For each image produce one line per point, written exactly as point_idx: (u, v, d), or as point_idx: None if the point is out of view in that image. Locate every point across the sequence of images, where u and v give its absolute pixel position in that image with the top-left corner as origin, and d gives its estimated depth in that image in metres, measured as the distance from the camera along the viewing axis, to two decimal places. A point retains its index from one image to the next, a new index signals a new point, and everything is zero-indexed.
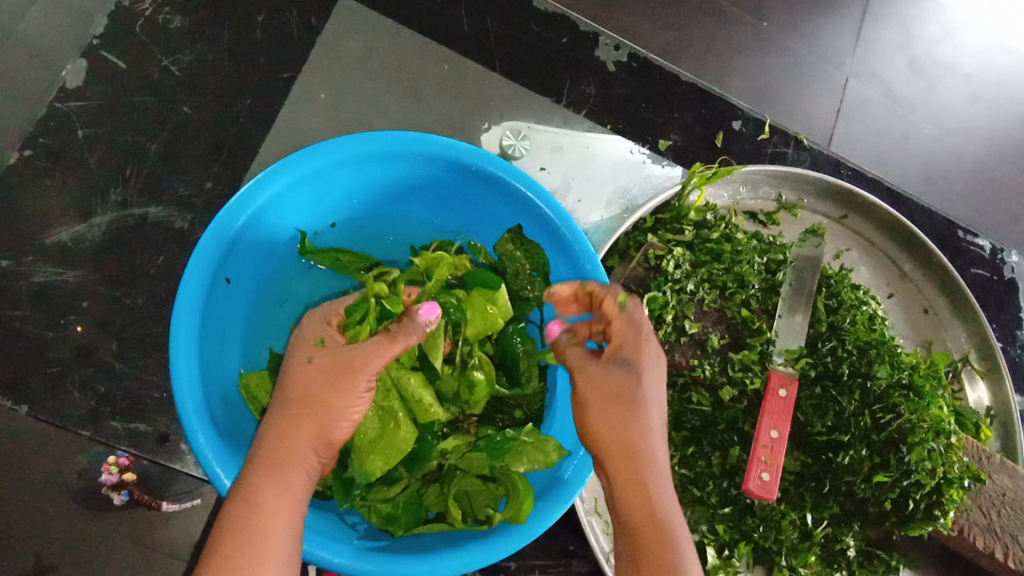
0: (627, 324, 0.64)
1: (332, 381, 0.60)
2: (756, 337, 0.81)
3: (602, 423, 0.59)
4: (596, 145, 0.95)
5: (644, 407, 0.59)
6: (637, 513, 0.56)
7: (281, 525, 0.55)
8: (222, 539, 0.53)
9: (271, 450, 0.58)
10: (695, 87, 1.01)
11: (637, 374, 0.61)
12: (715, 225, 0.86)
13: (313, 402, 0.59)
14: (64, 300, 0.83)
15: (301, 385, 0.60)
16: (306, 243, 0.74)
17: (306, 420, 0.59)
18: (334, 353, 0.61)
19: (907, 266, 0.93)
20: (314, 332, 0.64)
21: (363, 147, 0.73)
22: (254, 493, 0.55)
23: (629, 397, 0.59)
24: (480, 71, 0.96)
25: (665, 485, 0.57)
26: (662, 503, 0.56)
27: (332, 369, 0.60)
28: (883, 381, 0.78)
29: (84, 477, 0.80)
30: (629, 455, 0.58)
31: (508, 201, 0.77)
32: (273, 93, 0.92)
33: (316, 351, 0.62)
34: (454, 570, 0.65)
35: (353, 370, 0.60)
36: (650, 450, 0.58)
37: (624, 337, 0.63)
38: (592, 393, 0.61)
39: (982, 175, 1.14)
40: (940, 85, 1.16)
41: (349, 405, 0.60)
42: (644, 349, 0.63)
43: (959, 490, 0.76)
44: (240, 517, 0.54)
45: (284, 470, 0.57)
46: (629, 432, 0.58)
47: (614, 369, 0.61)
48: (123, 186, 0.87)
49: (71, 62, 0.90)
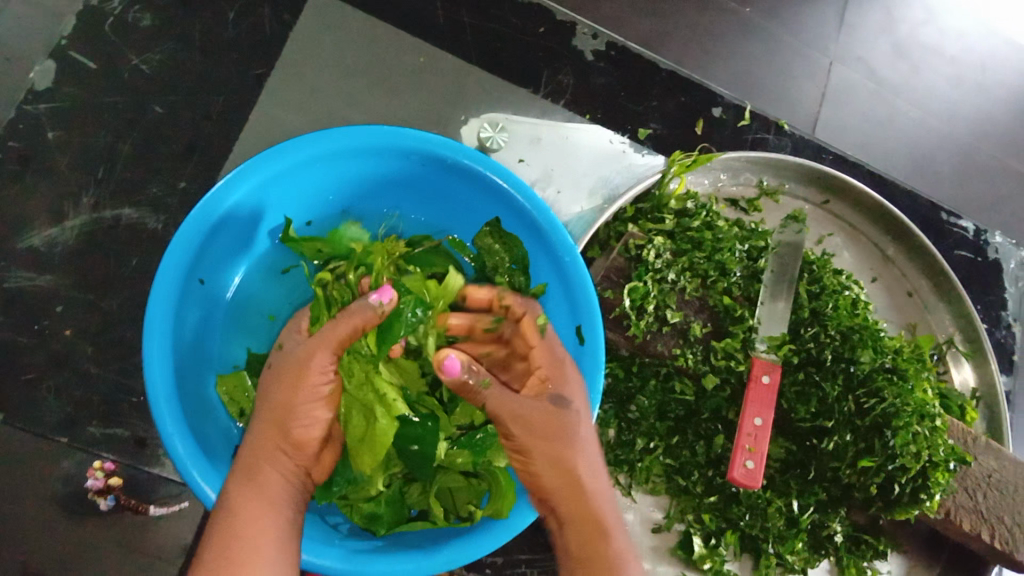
0: (548, 353, 0.66)
1: (288, 380, 0.60)
2: (738, 325, 0.80)
3: (540, 462, 0.61)
4: (576, 135, 0.94)
5: (579, 440, 0.62)
6: (581, 535, 0.59)
7: (257, 527, 0.55)
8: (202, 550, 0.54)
9: (244, 461, 0.59)
10: (675, 74, 1.00)
11: (570, 407, 0.63)
12: (696, 212, 0.86)
13: (275, 407, 0.60)
14: (39, 304, 0.83)
15: (264, 395, 0.61)
16: (289, 232, 0.72)
17: (269, 424, 0.59)
18: (288, 358, 0.62)
19: (890, 249, 0.93)
20: (282, 342, 0.66)
21: (335, 143, 0.72)
22: (230, 501, 0.56)
23: (565, 431, 0.61)
24: (456, 63, 0.96)
25: (607, 508, 0.60)
26: (602, 514, 0.60)
27: (287, 370, 0.61)
28: (865, 366, 0.77)
29: (65, 483, 0.79)
30: (569, 486, 0.60)
31: (485, 194, 0.77)
32: (246, 90, 0.91)
33: (276, 362, 0.64)
34: (435, 569, 0.65)
35: (310, 364, 0.61)
36: (588, 479, 0.61)
37: (547, 367, 0.65)
38: (525, 431, 0.61)
39: (967, 158, 1.13)
40: (924, 67, 1.16)
41: (311, 402, 0.61)
42: (569, 377, 0.65)
43: (944, 473, 0.76)
44: (217, 527, 0.55)
45: (257, 476, 0.57)
46: (567, 461, 0.61)
47: (552, 408, 0.62)
48: (96, 188, 0.87)
49: (39, 63, 0.89)
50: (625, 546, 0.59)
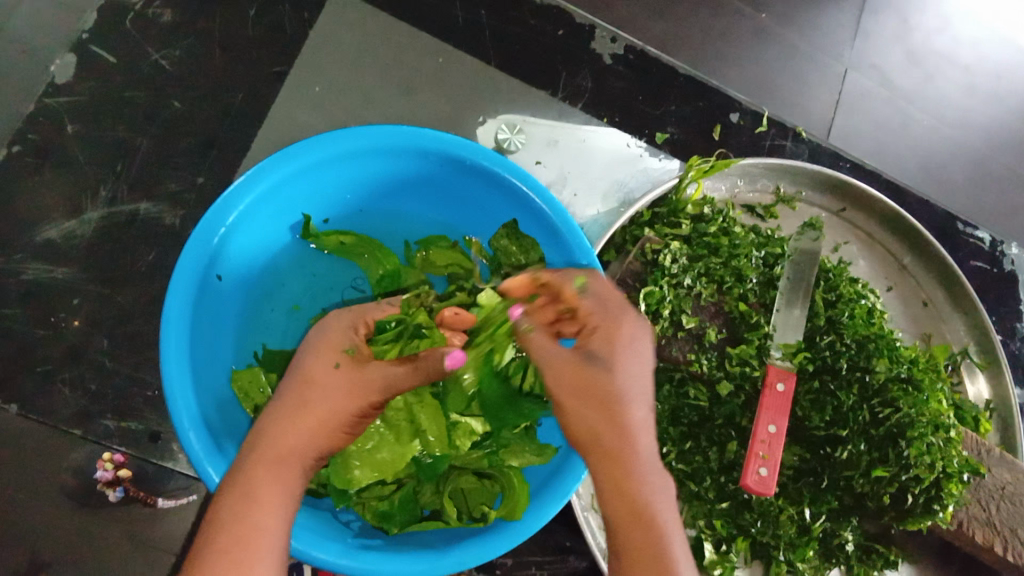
0: (600, 304, 0.64)
1: (356, 394, 0.62)
2: (754, 332, 0.81)
3: (575, 416, 0.59)
4: (592, 138, 0.94)
5: (622, 402, 0.58)
6: (620, 504, 0.54)
7: (277, 517, 0.53)
8: (218, 526, 0.52)
9: (281, 449, 0.57)
10: (693, 79, 1.00)
11: (614, 370, 0.59)
12: (712, 218, 0.86)
13: (324, 414, 0.60)
14: (55, 297, 0.83)
15: (323, 391, 0.61)
16: (312, 227, 0.75)
17: (320, 428, 0.60)
18: (357, 367, 0.63)
19: (906, 258, 0.92)
20: (341, 338, 0.65)
21: (353, 143, 0.72)
22: (259, 487, 0.54)
23: (608, 395, 0.58)
24: (474, 64, 0.96)
25: (652, 475, 0.56)
26: (639, 477, 0.55)
27: (354, 385, 0.62)
28: (881, 375, 0.78)
29: (79, 474, 0.79)
30: (615, 446, 0.56)
31: (503, 195, 0.77)
32: (264, 87, 0.91)
33: (343, 360, 0.63)
34: (447, 569, 0.64)
35: (374, 387, 0.63)
36: (634, 441, 0.57)
37: (600, 320, 0.63)
38: (564, 393, 0.60)
39: (982, 167, 1.13)
40: (940, 76, 1.15)
41: (353, 420, 0.62)
42: (621, 337, 0.62)
43: (957, 484, 0.75)
44: (242, 509, 0.53)
45: (284, 469, 0.56)
46: (599, 425, 0.58)
47: (587, 371, 0.60)
48: (114, 182, 0.87)
49: (60, 57, 0.89)
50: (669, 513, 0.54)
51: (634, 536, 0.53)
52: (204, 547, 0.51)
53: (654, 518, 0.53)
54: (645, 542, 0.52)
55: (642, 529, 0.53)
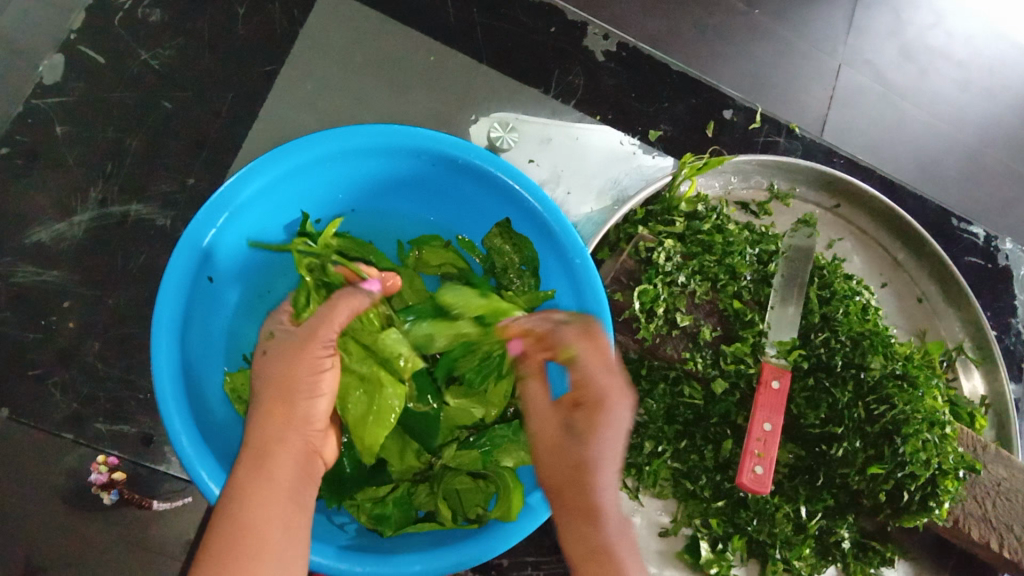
0: (587, 378, 0.61)
1: (292, 356, 0.59)
2: (748, 329, 0.79)
3: (548, 474, 0.60)
4: (587, 136, 0.94)
5: (592, 471, 0.57)
6: (577, 547, 0.54)
7: (270, 514, 0.53)
8: (210, 538, 0.53)
9: (254, 445, 0.57)
10: (685, 76, 1.00)
11: (591, 442, 0.58)
12: (706, 216, 0.85)
13: (284, 387, 0.58)
14: (45, 300, 0.82)
15: (265, 373, 0.60)
16: (309, 227, 0.74)
17: (283, 402, 0.58)
18: (287, 337, 0.62)
19: (900, 255, 0.92)
20: (266, 329, 0.64)
21: (345, 141, 0.71)
22: (238, 493, 0.54)
23: (576, 460, 0.58)
24: (467, 62, 0.95)
25: (612, 518, 0.55)
26: (602, 534, 0.54)
27: (291, 350, 0.60)
28: (876, 372, 0.77)
29: (72, 477, 0.79)
30: (574, 499, 0.57)
31: (496, 194, 0.76)
32: (255, 87, 0.91)
33: (269, 343, 0.62)
34: (443, 569, 0.64)
35: (315, 340, 0.60)
36: (600, 497, 0.56)
37: (588, 393, 0.60)
38: (543, 448, 0.62)
39: (976, 162, 1.13)
40: (933, 71, 1.15)
41: (309, 381, 0.59)
42: (607, 414, 0.59)
43: (953, 481, 0.75)
44: (228, 524, 0.53)
45: (268, 461, 0.56)
46: (569, 487, 0.57)
47: (566, 445, 0.59)
48: (104, 183, 0.86)
49: (48, 57, 0.89)
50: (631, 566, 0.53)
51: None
52: (203, 554, 0.52)
53: (612, 555, 0.53)
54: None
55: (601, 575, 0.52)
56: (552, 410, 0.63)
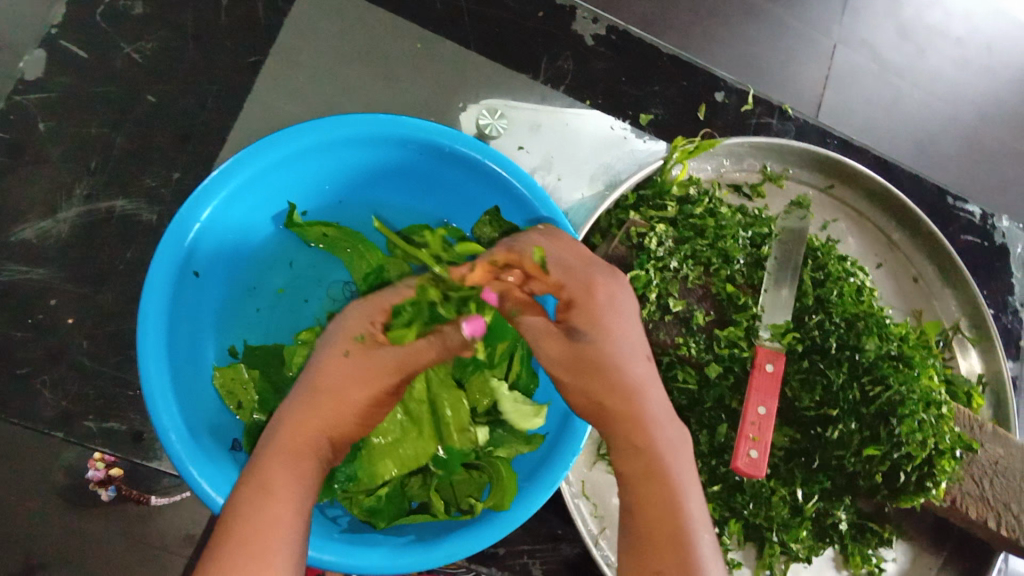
0: (566, 273, 0.62)
1: (370, 379, 0.60)
2: (742, 313, 0.79)
3: (576, 396, 0.59)
4: (576, 121, 0.93)
5: (614, 367, 0.57)
6: (639, 462, 0.54)
7: (295, 508, 0.52)
8: (234, 516, 0.50)
9: (295, 440, 0.56)
10: (677, 60, 0.99)
11: (598, 336, 0.59)
12: (698, 199, 0.85)
13: (346, 401, 0.59)
14: (32, 297, 0.82)
15: (339, 377, 0.59)
16: (295, 217, 0.73)
17: (335, 413, 0.58)
18: (369, 353, 0.61)
19: (896, 235, 0.91)
20: (357, 326, 0.64)
21: (330, 131, 0.71)
22: (271, 476, 0.53)
23: (591, 360, 0.58)
24: (454, 49, 0.94)
25: (674, 457, 0.55)
26: (651, 446, 0.55)
27: (367, 369, 0.60)
28: (871, 354, 0.77)
29: (68, 474, 0.79)
30: (622, 411, 0.56)
31: (484, 182, 0.76)
32: (241, 79, 0.90)
33: (355, 348, 0.61)
34: (435, 562, 0.64)
35: (387, 374, 0.61)
36: (634, 400, 0.56)
37: (573, 289, 0.62)
38: (559, 369, 0.60)
39: (972, 140, 1.12)
40: (930, 49, 1.14)
41: (366, 409, 0.60)
42: (596, 302, 0.61)
43: (950, 461, 0.76)
44: (257, 499, 0.51)
45: (304, 462, 0.55)
46: (593, 388, 0.58)
47: (573, 342, 0.59)
48: (89, 179, 0.86)
49: (29, 52, 0.88)
50: (687, 487, 0.53)
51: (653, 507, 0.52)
52: (223, 533, 0.50)
53: (666, 473, 0.53)
54: (668, 518, 0.52)
55: (657, 493, 0.53)
56: (547, 321, 0.62)
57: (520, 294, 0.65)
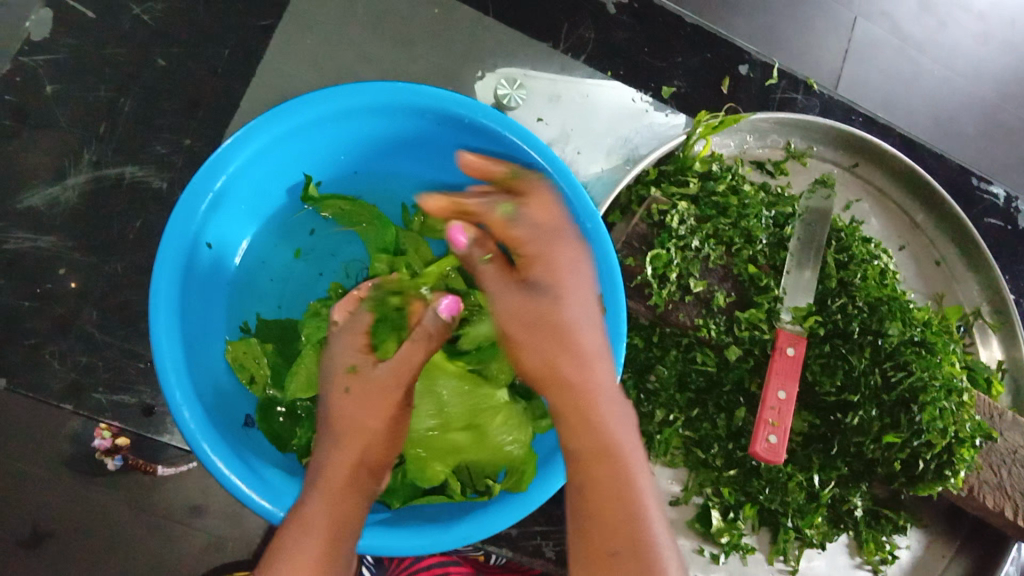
0: (531, 230, 0.63)
1: (375, 407, 0.62)
2: (763, 295, 0.78)
3: (530, 354, 0.60)
4: (597, 93, 0.90)
5: (572, 331, 0.59)
6: (582, 442, 0.55)
7: (332, 550, 0.55)
8: (274, 556, 0.55)
9: (325, 481, 0.59)
10: (700, 29, 0.95)
11: (559, 300, 0.60)
12: (721, 176, 0.82)
13: (361, 430, 0.62)
14: (41, 265, 0.82)
15: (348, 418, 0.62)
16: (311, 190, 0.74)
17: (356, 445, 0.61)
18: (367, 379, 0.64)
19: (919, 217, 0.89)
20: (345, 358, 0.65)
21: (346, 100, 0.68)
22: (305, 518, 0.56)
23: (552, 324, 0.59)
24: (472, 15, 0.91)
25: (607, 404, 0.57)
26: (589, 410, 0.56)
27: (372, 394, 0.63)
28: (893, 339, 0.75)
29: (77, 442, 0.81)
30: (568, 380, 0.58)
31: (504, 154, 0.73)
32: (251, 41, 0.87)
33: (351, 380, 0.64)
34: (453, 544, 0.63)
35: (397, 390, 0.63)
36: (590, 365, 0.58)
37: (535, 249, 0.62)
38: (515, 325, 0.61)
39: (992, 119, 1.09)
40: (952, 23, 1.10)
41: (388, 432, 0.63)
42: (558, 260, 0.62)
43: (970, 450, 0.74)
44: (290, 542, 0.55)
45: (341, 498, 0.58)
46: (555, 357, 0.58)
47: (534, 300, 0.60)
48: (97, 145, 0.84)
49: (34, 11, 0.86)
50: (629, 452, 0.55)
51: (596, 490, 0.53)
52: None
53: (617, 448, 0.55)
54: (609, 463, 0.54)
55: (608, 470, 0.53)
56: (506, 276, 0.63)
57: (490, 245, 0.65)
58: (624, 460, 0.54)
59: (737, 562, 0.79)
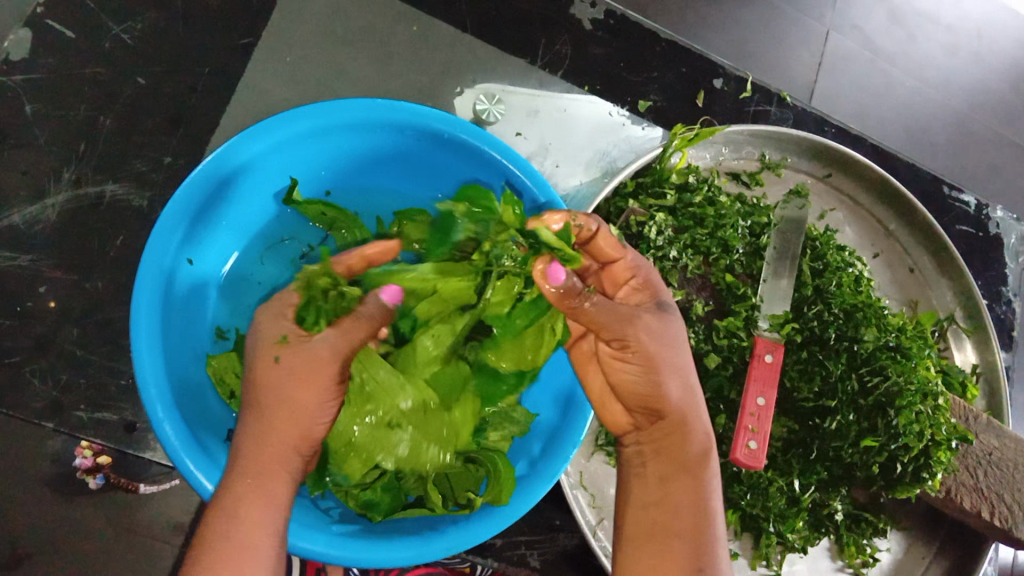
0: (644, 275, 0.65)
1: (307, 382, 0.57)
2: (741, 303, 0.79)
3: (657, 357, 0.59)
4: (574, 107, 0.92)
5: (686, 354, 0.62)
6: (677, 444, 0.59)
7: (263, 538, 0.53)
8: (202, 552, 0.52)
9: (251, 461, 0.56)
10: (675, 44, 0.97)
11: (679, 325, 0.63)
12: (697, 187, 0.84)
13: (289, 404, 0.56)
14: (21, 283, 0.82)
15: (274, 392, 0.56)
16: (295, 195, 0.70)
17: (284, 421, 0.57)
18: (299, 351, 0.57)
19: (892, 225, 0.90)
20: (274, 330, 0.59)
21: (326, 117, 0.69)
22: (233, 505, 0.54)
23: (677, 342, 0.61)
24: (450, 31, 0.92)
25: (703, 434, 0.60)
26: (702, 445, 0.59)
27: (306, 366, 0.57)
28: (869, 345, 0.76)
29: (57, 462, 0.80)
30: (681, 395, 0.60)
31: (483, 170, 0.74)
32: (231, 60, 0.88)
33: (281, 352, 0.57)
34: (436, 554, 0.64)
35: (330, 366, 0.57)
36: (692, 387, 0.61)
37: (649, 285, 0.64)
38: (645, 329, 0.59)
39: (963, 129, 1.11)
40: (921, 35, 1.12)
41: (323, 404, 0.58)
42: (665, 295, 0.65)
43: (945, 451, 0.74)
44: (220, 529, 0.53)
45: (270, 480, 0.56)
46: (678, 371, 0.60)
47: (665, 317, 0.61)
48: (77, 164, 0.85)
49: (14, 31, 0.86)
50: (718, 506, 0.58)
51: (681, 516, 0.56)
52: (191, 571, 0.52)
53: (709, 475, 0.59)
54: (701, 482, 0.58)
55: (702, 487, 0.58)
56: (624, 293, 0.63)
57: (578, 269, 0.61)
58: (714, 487, 0.58)
59: None
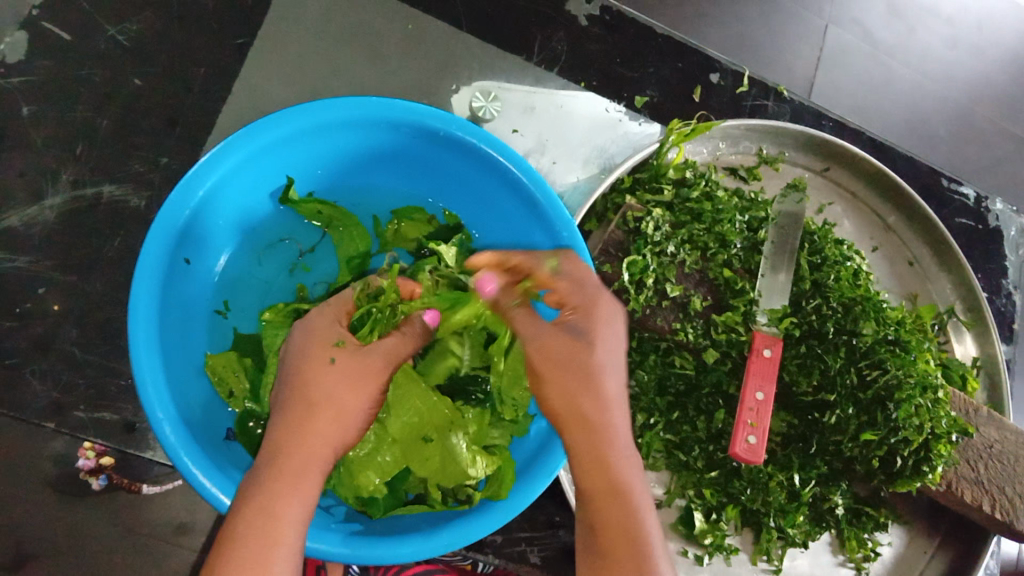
0: (578, 289, 0.64)
1: (359, 387, 0.59)
2: (738, 298, 0.78)
3: (555, 389, 0.60)
4: (571, 103, 0.92)
5: (597, 374, 0.59)
6: (588, 466, 0.56)
7: (295, 529, 0.52)
8: (234, 544, 0.50)
9: (291, 456, 0.55)
10: (671, 40, 0.97)
11: (589, 343, 0.61)
12: (694, 182, 0.84)
13: (336, 405, 0.58)
14: (19, 285, 0.82)
15: (326, 390, 0.58)
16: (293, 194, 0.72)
17: (325, 420, 0.57)
18: (354, 356, 0.61)
19: (891, 218, 0.90)
20: (331, 331, 0.62)
21: (322, 115, 0.69)
22: (268, 498, 0.52)
23: (583, 364, 0.60)
24: (446, 29, 0.92)
25: (622, 445, 0.57)
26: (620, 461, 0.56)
27: (356, 370, 0.60)
28: (868, 338, 0.76)
29: (61, 463, 0.81)
30: (588, 415, 0.58)
31: (479, 166, 0.74)
32: (228, 60, 0.88)
33: (337, 352, 0.60)
34: (436, 550, 0.63)
35: (371, 382, 0.61)
36: (605, 402, 0.58)
37: (579, 300, 0.63)
38: (542, 362, 0.61)
39: (962, 122, 1.11)
40: (920, 28, 1.12)
41: (363, 411, 0.60)
42: (600, 312, 0.63)
43: (945, 445, 0.74)
44: (256, 522, 0.51)
45: (307, 475, 0.55)
46: (580, 394, 0.58)
47: (570, 342, 0.61)
48: (74, 165, 0.85)
49: (10, 33, 0.86)
50: (649, 525, 0.54)
51: (606, 532, 0.54)
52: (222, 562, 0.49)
53: (629, 492, 0.55)
54: (620, 506, 0.54)
55: (620, 510, 0.54)
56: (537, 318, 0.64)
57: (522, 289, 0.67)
58: (637, 503, 0.54)
59: (720, 562, 0.80)
